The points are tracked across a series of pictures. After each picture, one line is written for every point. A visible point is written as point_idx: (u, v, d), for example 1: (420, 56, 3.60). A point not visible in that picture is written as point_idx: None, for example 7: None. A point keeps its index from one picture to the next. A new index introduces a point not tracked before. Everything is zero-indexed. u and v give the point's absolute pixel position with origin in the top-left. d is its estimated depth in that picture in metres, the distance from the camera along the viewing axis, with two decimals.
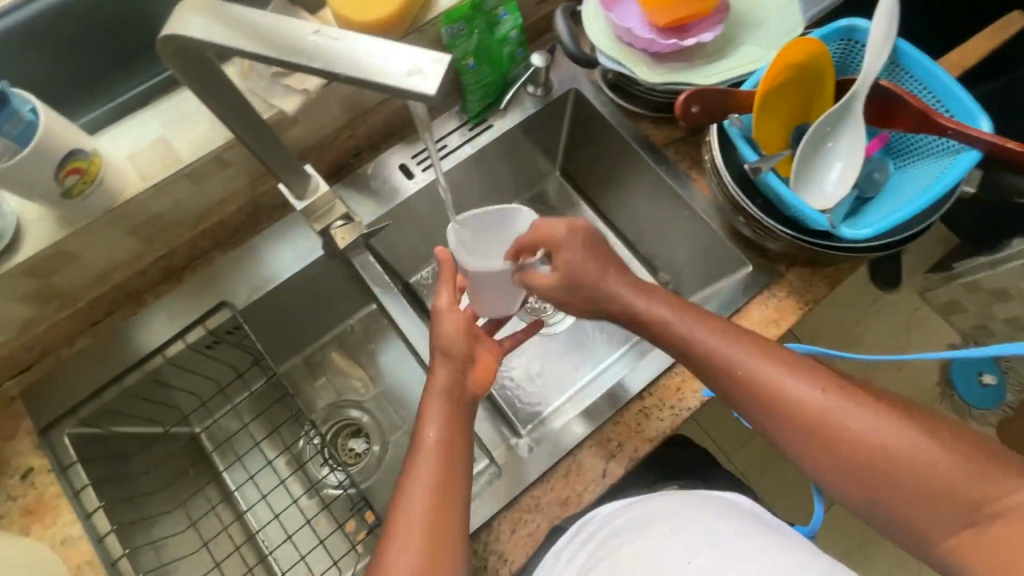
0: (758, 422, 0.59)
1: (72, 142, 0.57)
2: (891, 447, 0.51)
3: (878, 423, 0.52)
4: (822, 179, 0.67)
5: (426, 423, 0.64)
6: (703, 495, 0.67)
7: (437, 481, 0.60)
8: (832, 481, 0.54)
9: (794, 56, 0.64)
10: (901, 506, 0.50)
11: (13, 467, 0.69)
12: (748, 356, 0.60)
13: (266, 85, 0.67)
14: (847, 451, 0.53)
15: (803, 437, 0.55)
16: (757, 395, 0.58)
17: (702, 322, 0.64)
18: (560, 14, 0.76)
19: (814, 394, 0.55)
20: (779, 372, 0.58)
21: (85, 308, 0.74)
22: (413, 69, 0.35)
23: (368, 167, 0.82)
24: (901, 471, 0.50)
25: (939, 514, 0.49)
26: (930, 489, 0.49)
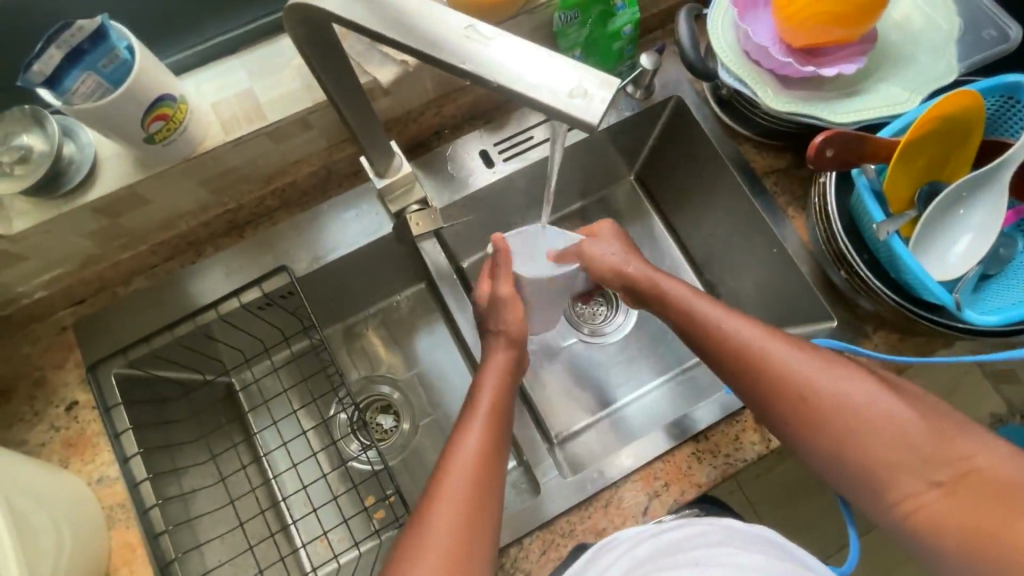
0: (757, 406, 0.59)
1: (163, 87, 0.54)
2: (862, 407, 0.53)
3: (852, 382, 0.55)
4: (945, 249, 0.61)
5: (478, 404, 0.64)
6: (731, 527, 0.58)
7: (477, 479, 0.56)
8: (805, 446, 0.56)
9: (949, 108, 0.57)
10: (866, 464, 0.52)
11: (58, 398, 0.69)
12: (744, 327, 0.62)
13: (363, 50, 0.64)
14: (821, 411, 0.55)
15: (782, 400, 0.57)
16: (760, 379, 0.58)
17: (727, 311, 0.64)
18: (684, 14, 0.69)
19: (799, 359, 0.57)
20: (772, 342, 0.59)
21: (147, 250, 0.73)
22: (574, 91, 0.32)
23: (448, 149, 0.78)
24: (869, 428, 0.53)
25: (904, 471, 0.51)
26: (898, 447, 0.51)
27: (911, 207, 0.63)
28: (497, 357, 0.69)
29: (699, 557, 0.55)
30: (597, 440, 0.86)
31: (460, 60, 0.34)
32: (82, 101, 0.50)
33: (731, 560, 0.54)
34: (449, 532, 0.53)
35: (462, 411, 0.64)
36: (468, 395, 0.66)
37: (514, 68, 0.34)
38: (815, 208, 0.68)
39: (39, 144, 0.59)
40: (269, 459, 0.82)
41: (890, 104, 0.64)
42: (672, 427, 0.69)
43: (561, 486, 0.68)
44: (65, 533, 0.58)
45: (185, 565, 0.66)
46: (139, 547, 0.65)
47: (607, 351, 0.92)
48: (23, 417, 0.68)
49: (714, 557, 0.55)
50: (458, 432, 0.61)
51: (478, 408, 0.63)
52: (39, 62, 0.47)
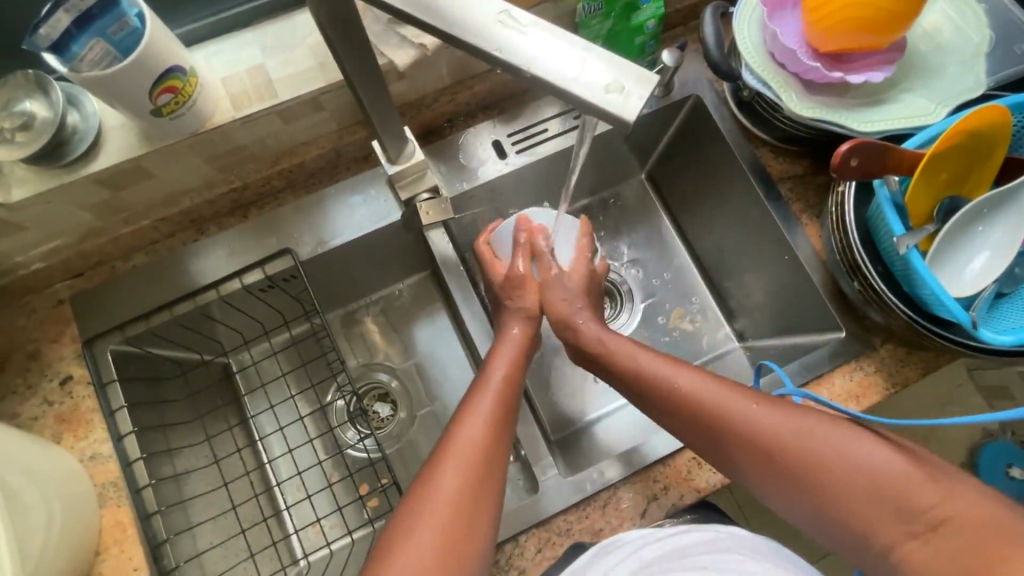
0: (728, 466, 0.58)
1: (174, 59, 0.52)
2: (828, 459, 0.51)
3: (819, 438, 0.52)
4: (961, 265, 0.61)
5: (465, 421, 0.58)
6: (735, 538, 0.58)
7: (470, 496, 0.53)
8: (779, 502, 0.55)
9: (978, 123, 0.56)
10: (845, 514, 0.50)
11: (52, 372, 0.68)
12: (698, 386, 0.59)
13: (380, 31, 0.63)
14: (788, 469, 0.53)
15: (748, 461, 0.56)
16: (719, 437, 0.57)
17: (678, 368, 0.62)
18: (711, 11, 0.67)
19: (757, 421, 0.55)
20: (726, 405, 0.57)
21: (149, 226, 0.71)
22: (610, 85, 0.33)
23: (460, 138, 0.77)
24: (842, 485, 0.50)
25: (880, 522, 0.49)
26: (873, 499, 0.49)
27: (930, 220, 0.62)
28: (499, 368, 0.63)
29: (705, 562, 0.55)
30: (592, 440, 0.85)
31: (492, 48, 0.34)
32: (89, 68, 0.49)
33: (736, 565, 0.54)
34: (442, 517, 0.51)
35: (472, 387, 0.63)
36: (478, 373, 0.64)
37: (549, 59, 0.33)
38: (832, 217, 0.67)
39: (42, 111, 0.58)
40: (264, 443, 0.81)
41: (916, 115, 0.63)
42: (627, 455, 0.68)
43: (560, 484, 0.68)
44: (55, 511, 0.57)
45: (176, 547, 0.66)
46: (129, 527, 0.64)
47: None
48: (16, 389, 0.67)
49: (722, 563, 0.54)
50: (467, 405, 0.60)
51: (491, 381, 0.62)
52: (47, 25, 0.45)
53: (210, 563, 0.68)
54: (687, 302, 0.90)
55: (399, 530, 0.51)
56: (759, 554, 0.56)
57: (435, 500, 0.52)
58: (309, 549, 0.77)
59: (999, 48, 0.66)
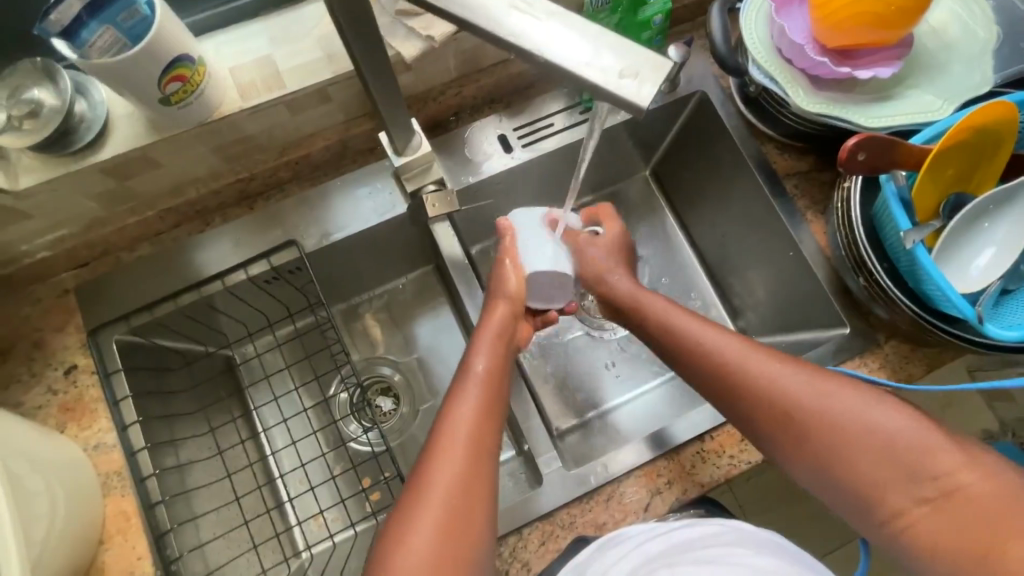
0: (741, 423, 0.58)
1: (184, 48, 0.53)
2: (845, 418, 0.51)
3: (834, 398, 0.53)
4: (968, 261, 0.61)
5: (456, 406, 0.58)
6: (738, 529, 0.58)
7: (465, 482, 0.53)
8: (789, 461, 0.55)
9: (985, 119, 0.56)
10: (854, 477, 0.50)
11: (57, 361, 0.68)
12: (724, 342, 0.60)
13: (387, 23, 0.63)
14: (802, 426, 0.53)
15: (763, 417, 0.56)
16: (734, 392, 0.58)
17: (705, 326, 0.63)
18: (718, 6, 0.67)
19: (780, 376, 0.55)
20: (751, 360, 0.58)
21: (155, 217, 0.71)
22: (626, 71, 0.33)
23: (465, 131, 0.77)
24: (852, 445, 0.51)
25: (891, 485, 0.49)
26: (884, 462, 0.49)
27: (936, 216, 0.62)
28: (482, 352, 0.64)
29: (713, 556, 0.55)
30: (596, 435, 0.85)
31: (507, 34, 0.34)
32: (98, 55, 0.49)
33: (740, 560, 0.54)
34: (438, 505, 0.52)
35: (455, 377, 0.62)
36: (462, 359, 0.64)
37: (564, 45, 0.34)
38: (838, 213, 0.67)
39: (49, 99, 0.58)
40: (267, 435, 0.81)
41: (923, 111, 0.63)
42: (655, 436, 0.69)
43: (564, 477, 0.67)
44: (59, 499, 0.57)
45: (180, 538, 0.66)
46: (133, 516, 0.64)
47: (612, 346, 0.90)
48: (21, 378, 0.67)
49: (729, 558, 0.54)
50: (452, 397, 0.60)
51: (473, 371, 0.62)
52: (58, 11, 0.46)
53: (213, 554, 0.69)
54: (691, 299, 0.90)
55: (394, 533, 0.51)
56: (763, 547, 0.56)
57: (427, 502, 0.52)
58: (311, 541, 0.76)
59: (1006, 45, 0.66)
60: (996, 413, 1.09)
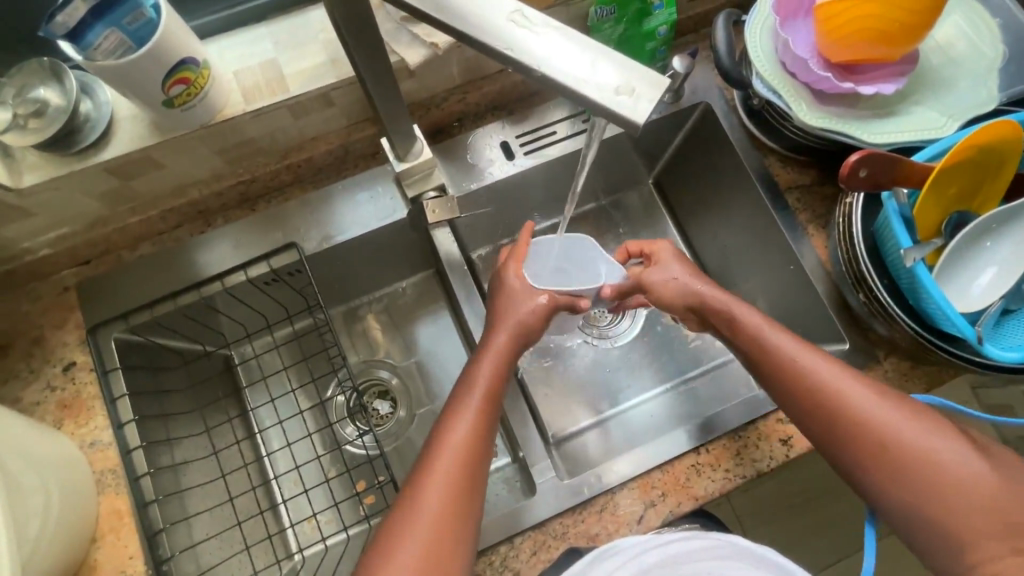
0: (831, 452, 0.57)
1: (187, 52, 0.53)
2: (942, 459, 0.52)
3: (940, 441, 0.53)
4: (969, 280, 0.60)
5: (457, 420, 0.58)
6: (745, 549, 0.57)
7: (455, 499, 0.53)
8: (877, 494, 0.54)
9: (989, 137, 0.56)
10: (951, 522, 0.51)
11: (56, 357, 0.68)
12: (824, 366, 0.58)
13: (392, 29, 0.63)
14: (901, 463, 0.53)
15: (856, 447, 0.55)
16: (835, 420, 0.56)
17: (799, 343, 0.61)
18: (723, 19, 0.67)
19: (886, 408, 0.55)
20: (855, 387, 0.56)
21: (156, 216, 0.71)
22: (621, 88, 0.33)
23: (468, 137, 0.77)
24: (954, 489, 0.51)
25: (984, 533, 0.49)
26: (982, 508, 0.50)
27: (937, 235, 0.62)
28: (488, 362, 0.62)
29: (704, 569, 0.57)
30: (595, 444, 0.84)
31: (505, 45, 0.34)
32: (104, 57, 0.49)
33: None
34: (430, 519, 0.52)
35: (457, 387, 0.61)
36: (464, 373, 0.62)
37: (562, 61, 0.34)
38: (839, 227, 0.67)
39: (55, 99, 0.58)
40: (263, 436, 0.81)
41: (926, 128, 0.63)
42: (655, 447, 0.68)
43: (556, 486, 0.67)
44: (53, 498, 0.57)
45: (171, 538, 0.65)
46: (127, 515, 0.64)
47: (611, 354, 0.89)
48: (19, 374, 0.67)
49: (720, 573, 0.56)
50: (452, 409, 0.59)
51: (476, 385, 0.60)
52: (64, 13, 0.46)
53: (205, 555, 0.68)
54: None
55: (393, 535, 0.51)
56: (763, 567, 0.57)
57: (420, 515, 0.52)
58: (304, 544, 0.77)
59: (1012, 63, 0.66)
60: (999, 431, 1.09)
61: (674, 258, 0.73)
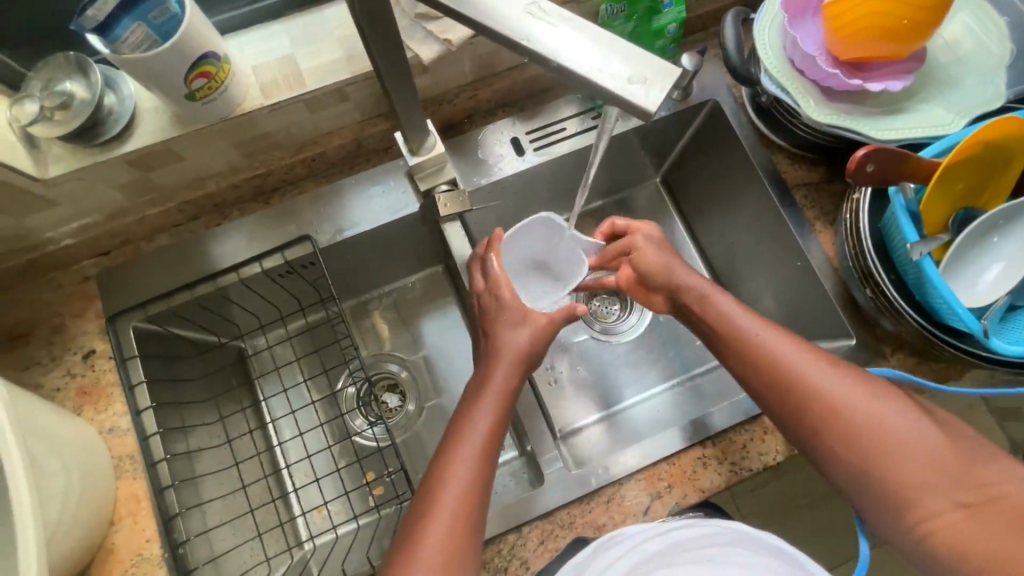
0: (787, 422, 0.59)
1: (209, 46, 0.55)
2: (887, 422, 0.54)
3: (886, 407, 0.54)
4: (975, 276, 0.61)
5: (473, 416, 0.62)
6: (747, 534, 0.57)
7: (472, 490, 0.57)
8: (825, 460, 0.56)
9: (995, 134, 0.57)
10: (899, 484, 0.52)
11: (76, 345, 0.70)
12: (778, 341, 0.61)
13: (406, 26, 0.64)
14: (848, 429, 0.55)
15: (809, 415, 0.57)
16: (791, 392, 0.58)
17: (762, 323, 0.64)
18: (732, 16, 0.68)
19: (835, 378, 0.57)
20: (810, 360, 0.59)
21: (174, 209, 0.73)
22: (634, 78, 0.34)
23: (479, 133, 0.78)
24: (900, 452, 0.52)
25: (929, 493, 0.51)
26: (927, 470, 0.51)
27: (944, 231, 0.63)
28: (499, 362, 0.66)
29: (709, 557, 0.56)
30: (600, 438, 0.85)
31: (521, 37, 0.35)
32: (129, 50, 0.50)
33: (741, 561, 0.55)
34: (450, 509, 0.55)
35: (474, 384, 0.66)
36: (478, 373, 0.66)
37: (578, 53, 0.35)
38: (846, 223, 0.68)
39: (80, 92, 0.60)
40: (275, 426, 0.83)
41: (934, 125, 0.63)
42: (660, 439, 0.69)
43: (563, 477, 0.68)
44: (74, 480, 0.59)
45: (187, 522, 0.67)
46: (143, 499, 0.65)
47: (618, 350, 0.90)
48: (41, 360, 0.69)
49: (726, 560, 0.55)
50: (470, 407, 0.63)
51: (492, 383, 0.64)
52: (94, 7, 0.47)
53: (218, 540, 0.70)
54: None
55: (417, 527, 0.55)
56: (767, 552, 0.56)
57: (439, 503, 0.56)
58: (315, 532, 0.78)
59: (1020, 61, 0.67)
60: (1008, 433, 1.08)
61: (657, 244, 0.76)
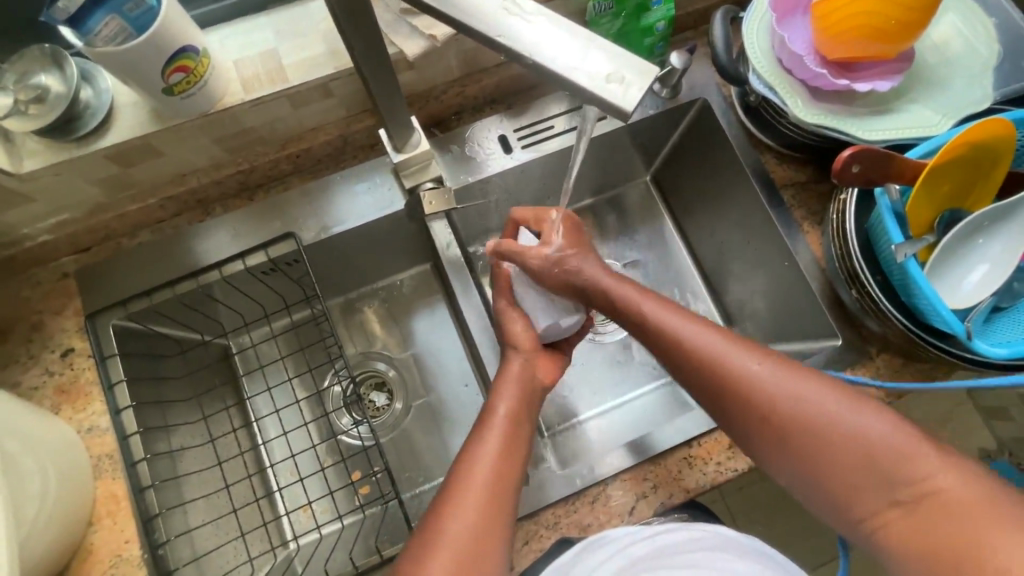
0: (719, 418, 0.57)
1: (187, 40, 0.54)
2: (819, 418, 0.51)
3: (821, 398, 0.52)
4: (960, 277, 0.61)
5: (483, 439, 0.57)
6: (732, 537, 0.57)
7: (482, 527, 0.52)
8: (762, 455, 0.55)
9: (981, 136, 0.57)
10: (838, 484, 0.50)
11: (54, 343, 0.69)
12: (700, 335, 0.58)
13: (391, 21, 0.63)
14: (781, 425, 0.52)
15: (741, 413, 0.55)
16: (720, 389, 0.56)
17: (684, 316, 0.60)
18: (721, 15, 0.67)
19: (759, 367, 0.55)
20: (735, 352, 0.56)
21: (155, 205, 0.72)
22: (612, 75, 0.33)
23: (466, 130, 0.77)
24: (839, 449, 0.50)
25: (861, 487, 0.49)
26: (864, 468, 0.49)
27: (930, 231, 0.63)
28: (512, 353, 0.66)
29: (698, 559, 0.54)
30: (587, 437, 0.84)
31: (498, 34, 0.34)
32: (104, 43, 0.49)
33: (727, 567, 0.52)
34: (454, 553, 0.51)
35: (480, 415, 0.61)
36: (482, 407, 0.61)
37: (555, 51, 0.34)
38: (833, 224, 0.68)
39: (56, 85, 0.59)
40: (259, 424, 0.82)
41: (922, 126, 0.63)
42: (646, 440, 0.69)
43: (550, 477, 0.68)
44: (50, 481, 0.58)
45: (168, 522, 0.66)
46: (124, 500, 0.65)
47: (607, 349, 0.90)
48: (19, 358, 0.68)
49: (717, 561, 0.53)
50: (472, 438, 0.58)
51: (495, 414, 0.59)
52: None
53: (199, 541, 0.69)
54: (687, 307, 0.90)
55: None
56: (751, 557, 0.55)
57: (440, 546, 0.51)
58: (300, 532, 0.77)
59: (1007, 62, 0.67)
60: (994, 432, 1.09)
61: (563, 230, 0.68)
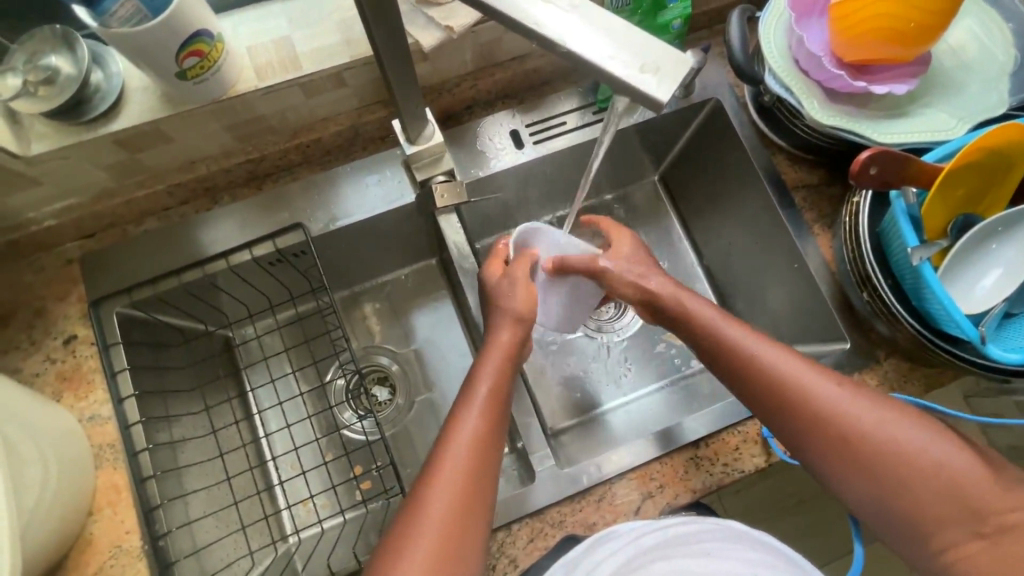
0: (796, 445, 0.59)
1: (203, 25, 0.53)
2: (898, 449, 0.54)
3: (903, 431, 0.55)
4: (972, 282, 0.61)
5: (464, 410, 0.58)
6: (744, 531, 0.58)
7: (466, 498, 0.54)
8: (839, 482, 0.57)
9: (996, 142, 0.57)
10: (918, 513, 0.54)
11: (57, 330, 0.68)
12: (782, 360, 0.59)
13: (407, 11, 0.63)
14: (861, 455, 0.55)
15: (820, 440, 0.57)
16: (801, 417, 0.57)
17: (763, 340, 0.61)
18: (737, 15, 0.67)
19: (840, 396, 0.57)
20: (817, 380, 0.58)
21: (162, 192, 0.71)
22: (646, 66, 0.33)
23: (477, 124, 0.77)
24: (917, 481, 0.53)
25: (941, 518, 0.53)
26: (943, 500, 0.53)
27: (942, 236, 0.63)
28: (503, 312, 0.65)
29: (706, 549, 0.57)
30: (590, 436, 0.84)
31: (530, 20, 0.34)
32: (118, 24, 0.48)
33: (738, 557, 0.57)
34: (448, 525, 0.52)
35: (464, 389, 0.61)
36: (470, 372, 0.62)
37: (587, 39, 0.34)
38: (845, 227, 0.67)
39: (66, 67, 0.58)
40: (261, 416, 0.81)
41: (937, 130, 0.63)
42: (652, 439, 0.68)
43: (556, 475, 0.67)
44: (51, 470, 0.57)
45: (169, 513, 0.65)
46: (125, 490, 0.64)
47: (611, 349, 0.89)
48: (20, 345, 0.67)
49: (725, 551, 0.57)
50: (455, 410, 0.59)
51: (480, 390, 0.60)
52: None
53: (201, 533, 0.68)
54: None
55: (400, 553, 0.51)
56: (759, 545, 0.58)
57: (430, 517, 0.52)
58: (300, 526, 0.77)
59: None
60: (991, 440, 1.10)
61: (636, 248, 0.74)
